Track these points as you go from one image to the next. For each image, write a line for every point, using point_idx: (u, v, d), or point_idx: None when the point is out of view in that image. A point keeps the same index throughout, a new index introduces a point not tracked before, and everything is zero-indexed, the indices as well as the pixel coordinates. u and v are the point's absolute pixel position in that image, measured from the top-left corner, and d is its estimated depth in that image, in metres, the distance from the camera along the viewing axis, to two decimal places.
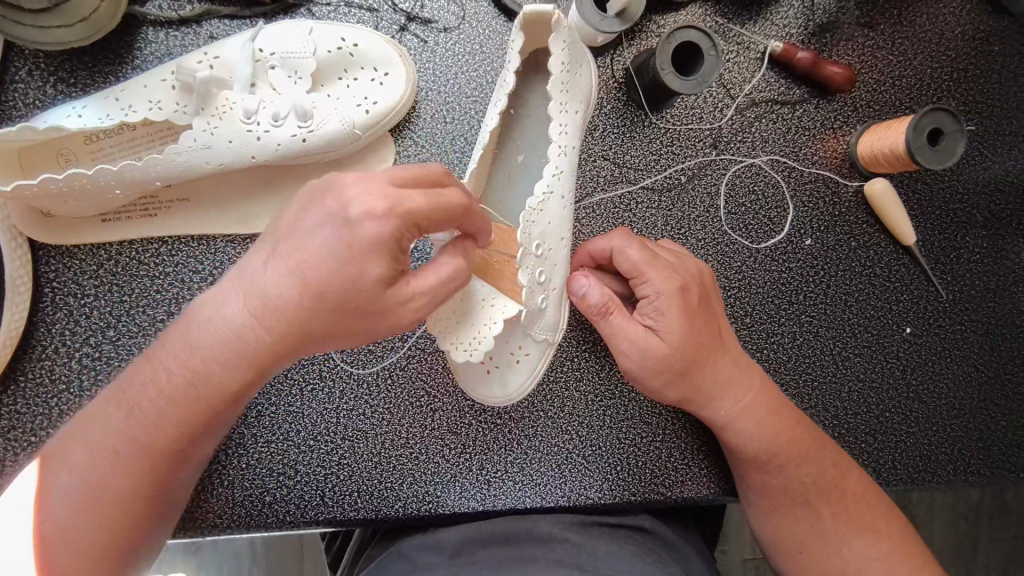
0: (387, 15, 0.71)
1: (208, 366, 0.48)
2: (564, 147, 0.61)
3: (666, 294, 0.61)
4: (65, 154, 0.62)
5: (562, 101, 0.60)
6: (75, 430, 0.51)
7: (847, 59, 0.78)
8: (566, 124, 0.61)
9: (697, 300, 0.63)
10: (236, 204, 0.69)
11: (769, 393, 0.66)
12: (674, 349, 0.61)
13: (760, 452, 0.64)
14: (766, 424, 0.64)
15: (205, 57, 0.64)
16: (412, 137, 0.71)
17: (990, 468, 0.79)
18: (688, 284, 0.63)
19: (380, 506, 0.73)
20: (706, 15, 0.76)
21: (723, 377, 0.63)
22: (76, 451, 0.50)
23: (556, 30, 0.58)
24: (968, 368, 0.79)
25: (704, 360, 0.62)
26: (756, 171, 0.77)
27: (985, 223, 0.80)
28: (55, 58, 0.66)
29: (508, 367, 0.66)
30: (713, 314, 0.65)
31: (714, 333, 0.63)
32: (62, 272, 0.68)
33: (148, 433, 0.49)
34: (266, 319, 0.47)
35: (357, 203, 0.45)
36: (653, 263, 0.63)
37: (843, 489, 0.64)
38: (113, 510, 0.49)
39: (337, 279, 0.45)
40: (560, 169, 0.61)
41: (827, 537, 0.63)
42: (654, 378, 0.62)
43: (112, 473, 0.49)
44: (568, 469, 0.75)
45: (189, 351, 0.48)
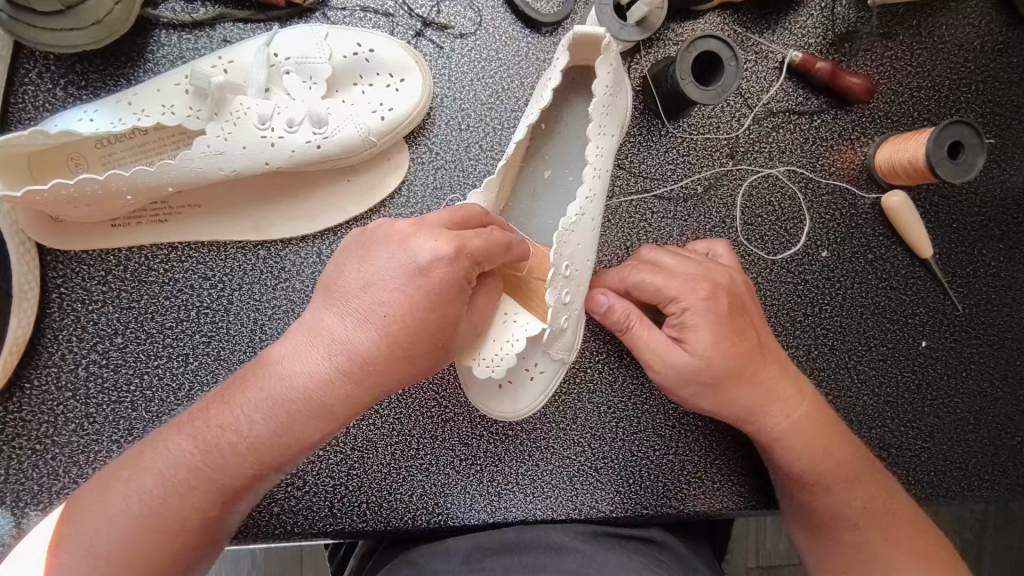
0: (404, 20, 0.70)
1: (279, 419, 0.48)
2: (599, 169, 0.61)
3: (694, 304, 0.61)
4: (76, 158, 0.61)
5: (602, 124, 0.60)
6: (142, 454, 0.50)
7: (866, 70, 0.77)
8: (603, 146, 0.60)
9: (727, 310, 0.61)
10: (248, 211, 0.68)
11: (820, 409, 0.65)
12: (701, 359, 0.60)
13: (809, 471, 0.63)
14: (812, 441, 0.63)
15: (219, 61, 0.63)
16: (427, 144, 0.70)
17: (1004, 483, 0.78)
18: (720, 295, 0.62)
19: (389, 517, 0.72)
20: (724, 24, 0.76)
21: (772, 388, 0.62)
22: (139, 481, 0.49)
23: (603, 53, 0.58)
24: (983, 383, 0.79)
25: (749, 373, 0.62)
26: (773, 182, 0.76)
27: (1003, 236, 0.79)
28: (66, 61, 0.65)
29: (520, 384, 0.65)
30: (749, 323, 0.63)
31: (755, 344, 0.62)
32: (69, 277, 0.67)
33: (209, 474, 0.49)
34: (347, 369, 0.47)
35: (425, 248, 0.48)
36: (677, 276, 0.62)
37: (887, 510, 0.62)
38: (166, 538, 0.48)
39: (405, 318, 0.47)
40: (593, 190, 0.60)
41: (862, 555, 0.61)
42: (683, 388, 0.62)
43: (168, 501, 0.48)
44: (580, 482, 0.74)
45: (265, 396, 0.48)
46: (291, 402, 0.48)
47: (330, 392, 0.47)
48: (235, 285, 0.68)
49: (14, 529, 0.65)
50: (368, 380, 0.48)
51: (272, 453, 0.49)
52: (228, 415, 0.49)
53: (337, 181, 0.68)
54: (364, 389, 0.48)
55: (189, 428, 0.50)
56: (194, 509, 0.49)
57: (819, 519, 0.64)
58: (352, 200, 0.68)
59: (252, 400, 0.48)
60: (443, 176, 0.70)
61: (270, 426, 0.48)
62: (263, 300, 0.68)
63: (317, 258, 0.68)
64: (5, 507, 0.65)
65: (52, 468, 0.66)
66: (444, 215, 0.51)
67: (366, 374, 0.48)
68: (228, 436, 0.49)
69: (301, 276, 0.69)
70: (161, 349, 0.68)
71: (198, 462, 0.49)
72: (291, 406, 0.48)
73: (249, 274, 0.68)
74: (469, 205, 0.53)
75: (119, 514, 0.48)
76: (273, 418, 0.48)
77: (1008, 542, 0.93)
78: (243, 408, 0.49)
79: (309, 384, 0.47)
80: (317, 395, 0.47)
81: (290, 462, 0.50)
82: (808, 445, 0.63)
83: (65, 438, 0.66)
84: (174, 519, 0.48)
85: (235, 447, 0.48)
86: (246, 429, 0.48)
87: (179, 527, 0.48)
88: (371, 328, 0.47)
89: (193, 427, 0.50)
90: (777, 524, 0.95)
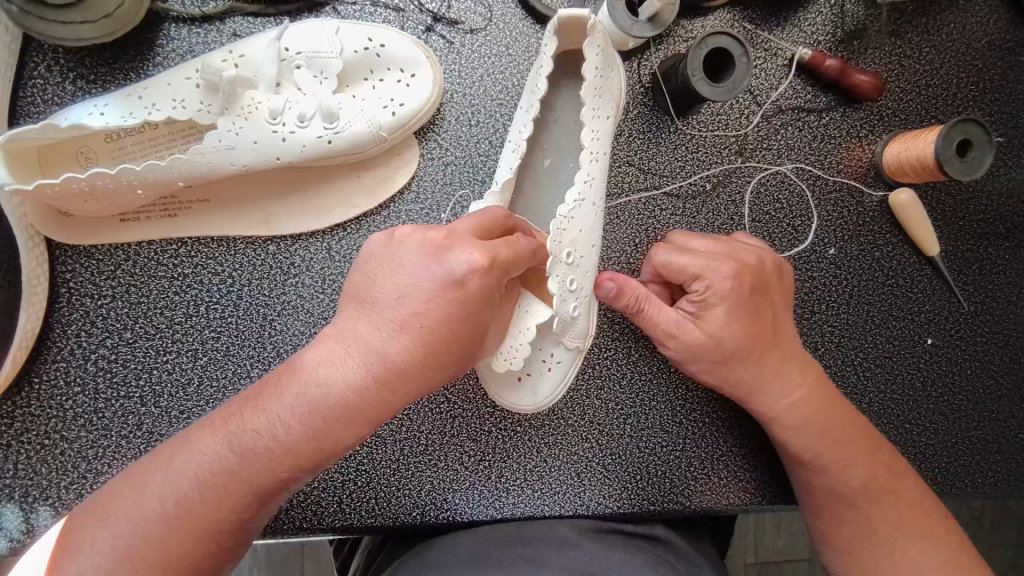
0: (414, 15, 0.70)
1: (314, 427, 0.48)
2: (597, 153, 0.61)
3: (715, 284, 0.61)
4: (87, 153, 0.61)
5: (594, 108, 0.60)
6: (173, 454, 0.50)
7: (874, 68, 0.77)
8: (597, 130, 0.61)
9: (748, 289, 0.61)
10: (258, 206, 0.67)
11: (825, 387, 0.64)
12: (714, 337, 0.61)
13: (808, 450, 0.63)
14: (812, 421, 0.62)
15: (230, 55, 0.63)
16: (436, 140, 0.70)
17: (1007, 480, 0.79)
18: (742, 274, 0.62)
19: (397, 513, 0.72)
20: (734, 21, 0.76)
21: (775, 366, 0.63)
22: (172, 482, 0.49)
23: (591, 35, 0.58)
24: (987, 380, 0.79)
25: (756, 350, 0.62)
26: (781, 179, 0.76)
27: (1008, 234, 0.79)
28: (76, 54, 0.65)
29: (536, 376, 0.66)
30: (768, 302, 0.63)
31: (769, 323, 0.62)
32: (78, 271, 0.66)
33: (242, 479, 0.49)
34: (383, 378, 0.47)
35: (459, 260, 0.48)
36: (699, 260, 0.62)
37: (893, 493, 0.62)
38: (198, 539, 0.48)
39: (432, 322, 0.48)
40: (592, 175, 0.60)
41: (871, 539, 0.61)
42: (691, 362, 0.63)
43: (201, 504, 0.48)
44: (588, 478, 0.74)
45: (301, 402, 0.48)
46: (324, 405, 0.48)
47: (365, 400, 0.48)
48: (245, 281, 0.68)
49: (23, 524, 0.65)
50: (400, 386, 0.48)
51: (307, 457, 0.49)
52: (263, 418, 0.49)
53: (347, 177, 0.68)
54: (398, 397, 0.48)
55: (221, 426, 0.50)
56: (224, 508, 0.49)
57: (822, 498, 0.64)
58: (362, 195, 0.68)
59: (287, 402, 0.48)
60: (453, 172, 0.69)
61: (304, 430, 0.48)
62: (273, 296, 0.68)
63: (325, 253, 0.68)
64: (13, 501, 0.65)
65: (61, 463, 0.66)
66: (474, 222, 0.51)
67: (399, 377, 0.48)
68: (263, 440, 0.48)
69: (311, 273, 0.68)
70: (170, 344, 0.68)
71: (231, 465, 0.49)
72: (327, 413, 0.48)
73: (259, 270, 0.68)
74: (492, 211, 0.54)
75: (149, 513, 0.48)
76: (308, 421, 0.48)
77: (1007, 539, 0.93)
78: (278, 409, 0.49)
79: (345, 392, 0.47)
80: (352, 400, 0.48)
81: (322, 464, 0.50)
82: (809, 422, 0.62)
83: (74, 433, 0.66)
84: (206, 518, 0.48)
85: (270, 450, 0.48)
86: (280, 433, 0.48)
87: (209, 527, 0.49)
88: (407, 338, 0.47)
89: (226, 430, 0.50)
90: (777, 520, 0.96)
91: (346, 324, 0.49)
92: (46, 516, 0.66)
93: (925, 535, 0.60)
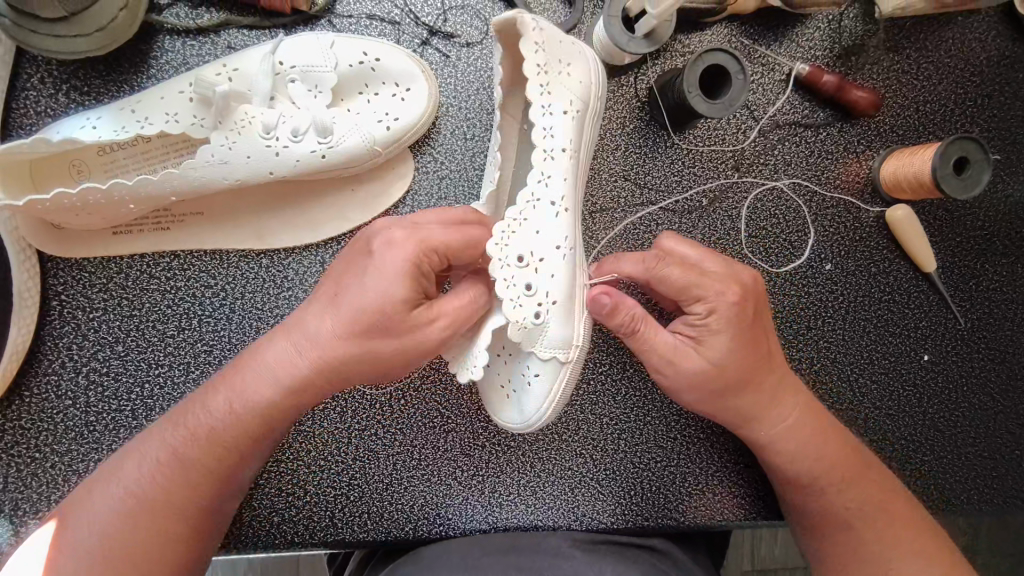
0: (410, 29, 0.69)
1: (254, 401, 0.53)
2: (553, 152, 0.59)
3: (721, 310, 0.58)
4: (78, 166, 0.61)
5: (544, 104, 0.59)
6: (136, 444, 0.55)
7: (872, 83, 0.77)
8: (552, 128, 0.59)
9: (751, 316, 0.59)
10: (252, 219, 0.67)
11: (818, 412, 0.64)
12: (718, 366, 0.59)
13: (802, 473, 0.63)
14: (806, 446, 0.62)
15: (224, 69, 0.63)
16: (431, 154, 0.69)
17: (1003, 496, 0.78)
18: (747, 302, 0.59)
19: (389, 528, 0.72)
20: (731, 36, 0.75)
21: (774, 391, 0.62)
22: (131, 468, 0.53)
23: (523, 34, 0.58)
24: (984, 397, 0.79)
25: (754, 378, 0.60)
26: (778, 195, 0.76)
27: (1006, 251, 0.79)
28: (69, 66, 0.65)
29: (524, 391, 0.61)
30: (763, 329, 0.61)
31: (764, 352, 0.61)
32: (70, 284, 0.66)
33: (193, 458, 0.53)
34: (315, 356, 0.52)
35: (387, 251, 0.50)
36: (704, 279, 0.58)
37: (888, 512, 0.62)
38: (155, 519, 0.52)
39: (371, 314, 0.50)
40: (547, 174, 0.58)
41: (868, 557, 0.60)
42: (691, 393, 0.61)
43: (156, 486, 0.53)
44: (581, 493, 0.73)
45: (242, 383, 0.53)
46: (251, 385, 0.53)
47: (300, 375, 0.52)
48: (238, 294, 0.68)
49: (12, 537, 0.65)
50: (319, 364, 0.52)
51: (250, 429, 0.54)
52: (210, 401, 0.54)
53: (341, 190, 0.68)
54: (331, 371, 0.52)
55: (164, 422, 0.55)
56: (178, 493, 0.53)
57: (818, 521, 0.63)
58: (356, 209, 0.68)
59: (221, 388, 0.54)
60: (447, 186, 0.69)
61: (236, 408, 0.53)
62: (266, 309, 0.68)
63: (318, 267, 0.68)
64: (3, 515, 0.65)
65: (52, 476, 0.66)
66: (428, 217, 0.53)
67: (324, 358, 0.52)
68: (209, 421, 0.54)
69: (304, 286, 0.68)
70: (162, 357, 0.67)
71: (183, 446, 0.53)
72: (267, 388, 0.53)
73: (252, 283, 0.68)
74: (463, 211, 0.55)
75: (114, 501, 0.52)
76: (239, 400, 0.53)
77: None
78: (213, 395, 0.54)
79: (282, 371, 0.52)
80: (279, 379, 0.53)
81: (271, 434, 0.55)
82: (802, 448, 0.62)
83: (65, 446, 0.66)
84: (163, 506, 0.52)
85: (218, 429, 0.53)
86: (225, 411, 0.53)
87: (166, 510, 0.52)
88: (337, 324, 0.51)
89: (180, 418, 0.55)
90: (773, 531, 0.95)
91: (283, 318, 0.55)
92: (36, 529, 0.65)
93: (919, 551, 0.60)
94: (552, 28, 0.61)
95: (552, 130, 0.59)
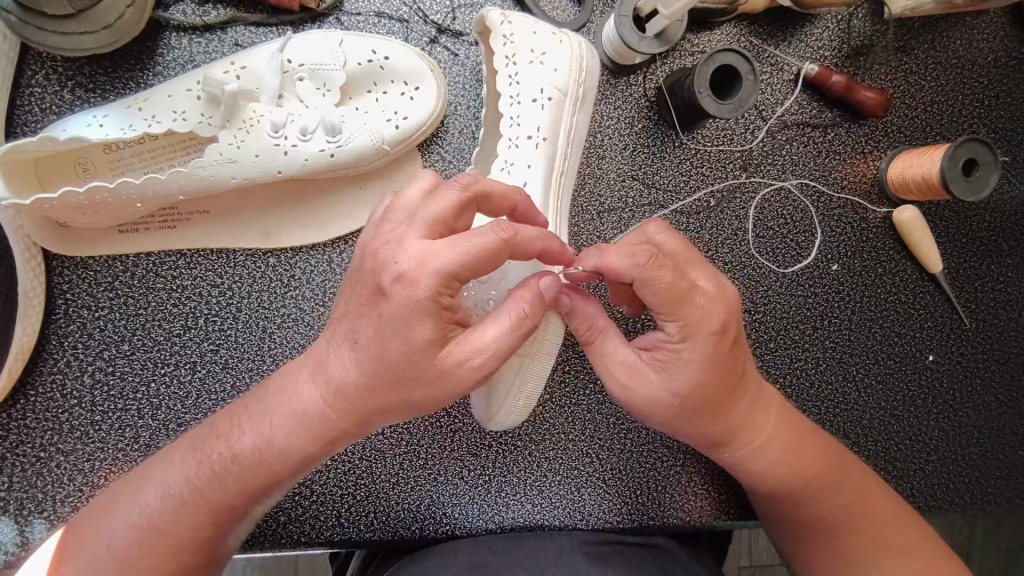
0: (418, 27, 0.69)
1: (273, 442, 0.52)
2: (516, 140, 0.62)
3: (693, 337, 0.50)
4: (84, 164, 0.60)
5: (511, 94, 0.63)
6: (152, 468, 0.55)
7: (881, 84, 0.76)
8: (519, 118, 0.62)
9: (731, 341, 0.51)
10: (259, 217, 0.67)
11: (793, 428, 0.59)
12: (680, 395, 0.52)
13: (778, 488, 0.59)
14: (779, 463, 0.58)
15: (231, 67, 0.62)
16: (439, 152, 0.69)
17: (1006, 496, 0.79)
18: (730, 325, 0.51)
19: (396, 527, 0.71)
20: (740, 35, 0.75)
21: (744, 415, 0.56)
22: (145, 494, 0.53)
23: (493, 31, 0.63)
24: (987, 397, 0.79)
25: (724, 405, 0.54)
26: (785, 195, 0.76)
27: (1012, 252, 0.79)
28: (74, 62, 0.64)
29: (499, 384, 0.60)
30: (741, 347, 0.53)
31: (737, 377, 0.54)
32: (76, 283, 0.66)
33: (207, 493, 0.52)
34: (333, 397, 0.50)
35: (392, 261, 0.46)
36: (687, 299, 0.49)
37: (865, 515, 0.58)
38: (166, 551, 0.52)
39: (405, 361, 0.47)
40: (508, 161, 0.62)
41: (846, 561, 0.58)
42: (650, 417, 0.55)
43: (168, 516, 0.52)
44: (588, 492, 0.73)
45: (262, 416, 0.52)
46: (276, 425, 0.52)
47: (321, 418, 0.51)
48: (245, 293, 0.67)
49: (16, 537, 0.65)
50: (345, 411, 0.50)
51: (268, 470, 0.52)
52: (227, 431, 0.53)
53: (349, 189, 0.68)
54: (352, 413, 0.50)
55: (184, 455, 0.54)
56: (190, 530, 0.52)
57: (796, 527, 0.61)
58: (363, 208, 0.68)
59: (244, 427, 0.53)
60: None
61: (257, 450, 0.52)
62: (273, 308, 0.67)
63: (326, 266, 0.68)
64: (7, 514, 0.65)
65: (57, 476, 0.65)
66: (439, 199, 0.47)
67: (351, 404, 0.50)
68: (225, 454, 0.53)
69: (311, 284, 0.68)
70: (169, 357, 0.67)
71: (197, 475, 0.53)
72: (287, 427, 0.51)
73: (259, 282, 0.67)
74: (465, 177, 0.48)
75: (127, 528, 0.52)
76: (263, 442, 0.52)
77: None
78: (236, 431, 0.53)
79: (303, 409, 0.51)
80: (305, 420, 0.51)
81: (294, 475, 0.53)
82: (774, 467, 0.58)
83: (70, 445, 0.66)
84: (174, 536, 0.52)
85: (233, 463, 0.52)
86: (241, 446, 0.52)
87: (178, 541, 0.52)
88: (351, 359, 0.49)
89: (196, 447, 0.54)
90: None
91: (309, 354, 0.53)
92: (41, 529, 0.65)
93: (900, 548, 0.57)
94: (540, 24, 0.64)
95: (517, 119, 0.62)
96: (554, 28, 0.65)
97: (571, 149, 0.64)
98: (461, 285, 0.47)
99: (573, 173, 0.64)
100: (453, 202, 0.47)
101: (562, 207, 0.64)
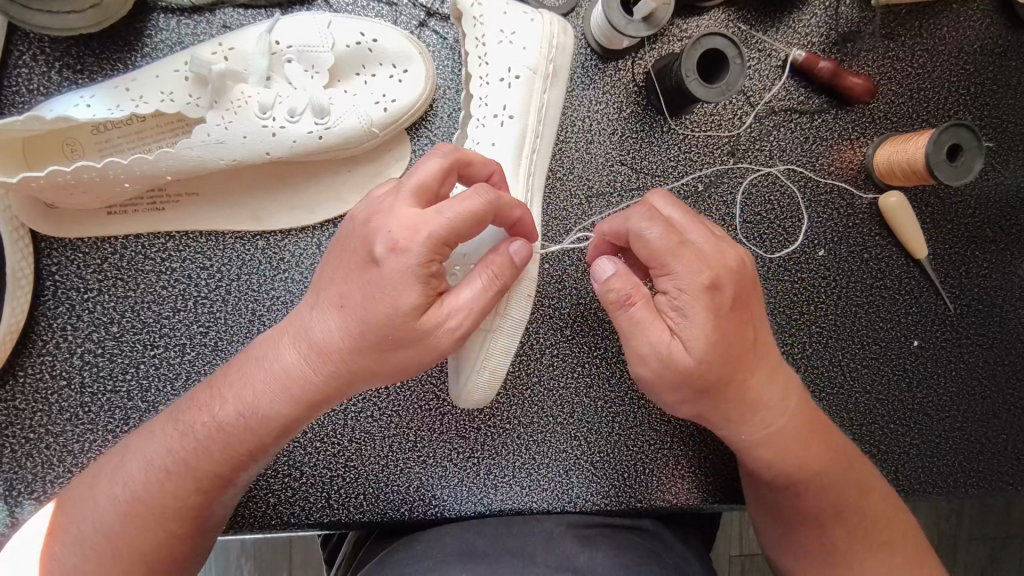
0: (407, 10, 0.69)
1: (256, 407, 0.53)
2: (483, 118, 0.63)
3: (691, 288, 0.51)
4: (71, 144, 0.60)
5: (481, 75, 0.64)
6: (134, 442, 0.55)
7: (867, 70, 0.77)
8: (487, 96, 0.63)
9: (731, 302, 0.52)
10: (248, 201, 0.67)
11: (804, 411, 0.58)
12: (697, 364, 0.52)
13: (782, 478, 0.58)
14: (790, 448, 0.57)
15: (219, 48, 0.62)
16: (428, 135, 0.69)
17: (990, 480, 0.80)
18: (721, 281, 0.52)
19: (386, 509, 0.72)
20: (729, 21, 0.76)
21: (760, 395, 0.56)
22: (127, 468, 0.54)
23: (464, 13, 0.64)
24: (973, 382, 0.80)
25: (735, 378, 0.54)
26: (772, 181, 0.76)
27: (995, 238, 0.80)
28: (61, 43, 0.64)
29: (466, 364, 0.62)
30: (749, 319, 0.54)
31: (746, 348, 0.54)
32: (64, 264, 0.66)
33: (187, 462, 0.53)
34: (316, 363, 0.52)
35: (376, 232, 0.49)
36: (678, 251, 0.52)
37: (857, 510, 0.58)
38: (154, 526, 0.52)
39: (380, 310, 0.49)
40: (476, 140, 0.63)
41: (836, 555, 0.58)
42: (667, 391, 0.55)
43: (152, 489, 0.53)
44: (576, 476, 0.74)
45: (242, 384, 0.54)
46: (258, 394, 0.53)
47: (301, 382, 0.52)
48: (234, 275, 0.67)
49: (7, 518, 0.65)
50: (326, 372, 0.52)
51: (248, 435, 0.53)
52: (208, 400, 0.54)
53: (338, 173, 0.68)
54: (334, 379, 0.52)
55: (165, 425, 0.55)
56: (176, 499, 0.53)
57: (788, 522, 0.60)
58: (352, 190, 0.68)
59: (224, 395, 0.54)
60: None
61: (239, 415, 0.53)
62: (261, 290, 0.68)
63: (316, 248, 0.68)
64: None
65: (47, 457, 0.65)
66: (426, 164, 0.50)
67: (333, 366, 0.52)
68: (205, 420, 0.54)
69: (300, 267, 0.68)
70: (159, 338, 0.67)
71: (177, 448, 0.53)
72: (267, 393, 0.53)
73: (248, 264, 0.67)
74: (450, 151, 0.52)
75: (112, 503, 0.52)
76: (245, 409, 0.53)
77: None
78: (218, 400, 0.54)
79: (284, 373, 0.53)
80: (283, 380, 0.53)
81: (275, 442, 0.55)
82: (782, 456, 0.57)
83: (60, 426, 0.66)
84: (158, 510, 0.52)
85: (214, 430, 0.53)
86: (222, 413, 0.53)
87: (165, 516, 0.53)
88: (335, 328, 0.51)
89: (178, 420, 0.55)
90: None
91: (285, 323, 0.55)
92: (31, 510, 0.65)
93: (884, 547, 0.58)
94: (516, 4, 0.65)
95: (486, 99, 0.63)
96: (528, 8, 0.65)
97: (543, 127, 0.64)
98: (448, 251, 0.50)
99: (547, 153, 0.65)
100: (436, 168, 0.50)
101: (534, 186, 0.64)
